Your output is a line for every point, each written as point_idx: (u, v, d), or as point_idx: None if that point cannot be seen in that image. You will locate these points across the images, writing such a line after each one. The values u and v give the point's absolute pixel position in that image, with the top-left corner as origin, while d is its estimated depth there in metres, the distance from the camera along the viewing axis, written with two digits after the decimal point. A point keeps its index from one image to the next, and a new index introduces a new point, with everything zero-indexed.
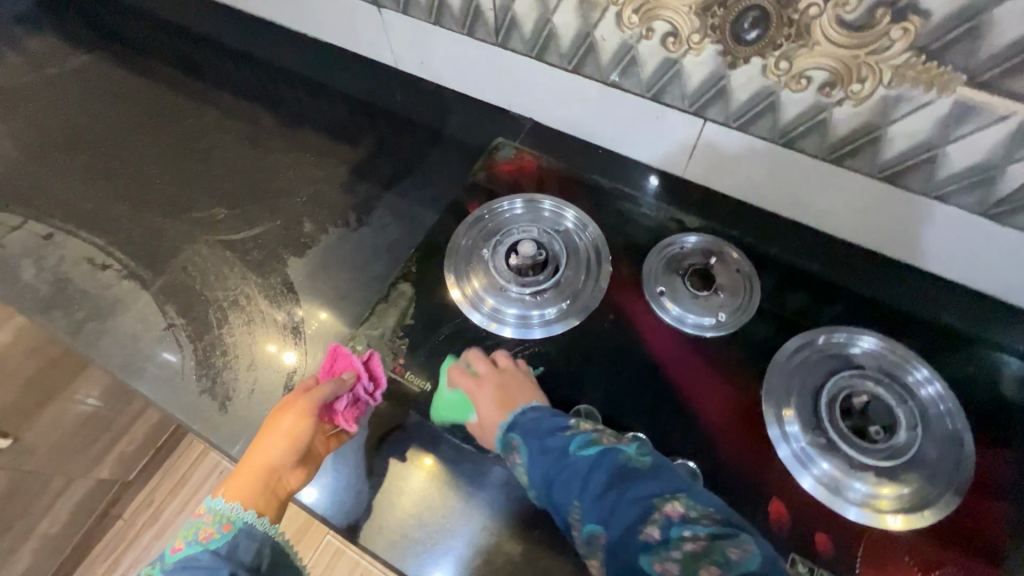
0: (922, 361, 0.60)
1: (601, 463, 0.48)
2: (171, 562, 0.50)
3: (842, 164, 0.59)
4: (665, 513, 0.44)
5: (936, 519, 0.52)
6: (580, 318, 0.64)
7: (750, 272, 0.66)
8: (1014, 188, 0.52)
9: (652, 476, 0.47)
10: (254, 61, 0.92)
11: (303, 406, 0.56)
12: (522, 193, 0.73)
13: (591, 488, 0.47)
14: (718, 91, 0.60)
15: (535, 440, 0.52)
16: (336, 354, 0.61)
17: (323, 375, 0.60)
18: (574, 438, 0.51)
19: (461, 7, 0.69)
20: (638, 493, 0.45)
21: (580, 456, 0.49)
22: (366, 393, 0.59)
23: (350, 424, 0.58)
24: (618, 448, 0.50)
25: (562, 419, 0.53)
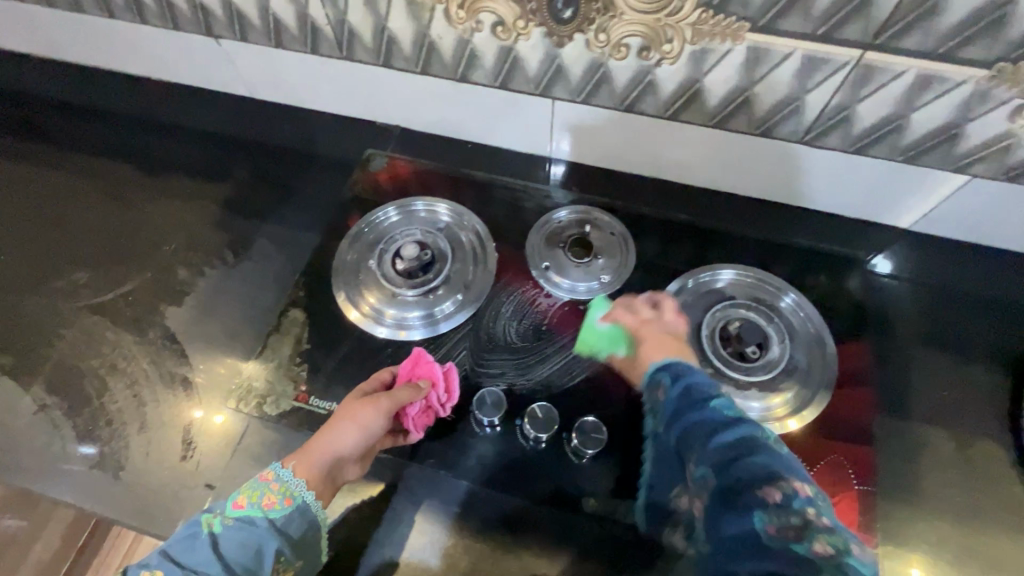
0: (777, 279, 0.66)
1: (748, 427, 0.44)
2: (231, 518, 0.48)
3: (678, 118, 0.64)
4: (792, 481, 0.40)
5: (822, 409, 0.58)
6: (477, 305, 0.66)
7: (623, 231, 0.70)
8: (816, 114, 0.59)
9: (782, 452, 0.42)
10: (94, 113, 0.86)
11: (386, 404, 0.55)
12: (394, 200, 0.73)
13: (724, 438, 0.43)
14: (555, 70, 0.63)
15: (689, 382, 0.48)
16: (419, 358, 0.59)
17: (401, 374, 0.59)
18: (721, 397, 0.47)
19: (297, 26, 0.68)
20: (769, 458, 0.41)
21: (719, 410, 0.45)
22: (438, 404, 0.58)
23: (417, 432, 0.57)
24: (761, 422, 0.45)
25: (716, 385, 0.48)
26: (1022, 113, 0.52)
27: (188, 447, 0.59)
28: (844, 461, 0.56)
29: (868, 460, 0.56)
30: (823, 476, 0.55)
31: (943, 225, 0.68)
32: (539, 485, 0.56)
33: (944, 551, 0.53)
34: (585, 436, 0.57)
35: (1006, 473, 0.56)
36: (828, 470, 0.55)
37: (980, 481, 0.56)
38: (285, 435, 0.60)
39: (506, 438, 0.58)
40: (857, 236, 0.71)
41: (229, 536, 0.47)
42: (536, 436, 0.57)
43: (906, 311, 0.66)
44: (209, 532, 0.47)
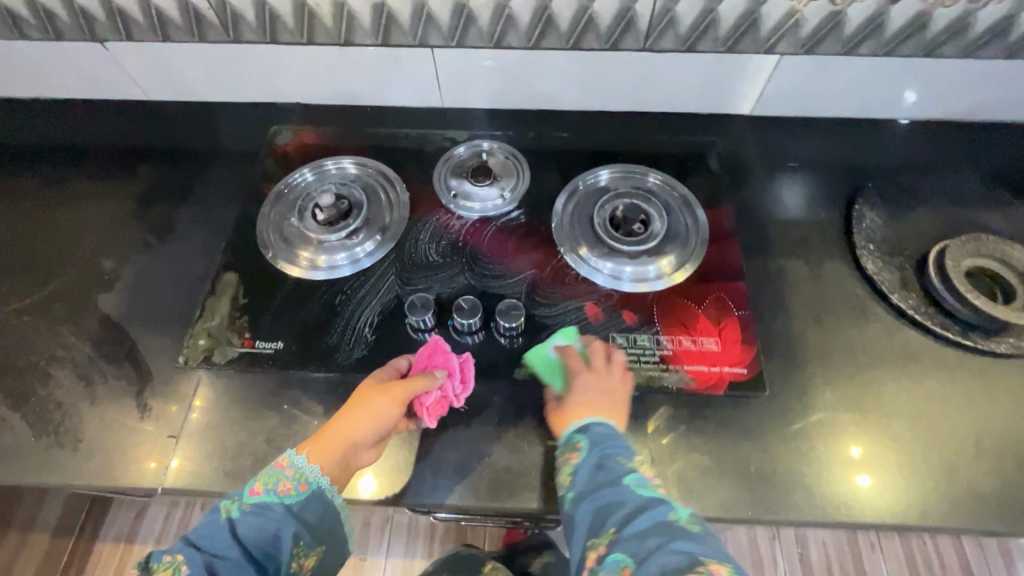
0: (645, 168, 0.78)
1: (659, 511, 0.48)
2: (249, 504, 0.51)
3: (541, 46, 0.74)
4: (707, 565, 0.42)
5: (703, 254, 0.70)
6: (399, 236, 0.73)
7: (516, 154, 0.79)
8: (648, 21, 0.70)
9: (698, 537, 0.46)
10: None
11: (400, 394, 0.57)
12: (307, 163, 0.79)
13: (639, 526, 0.47)
14: (425, 18, 0.72)
15: (604, 455, 0.54)
16: (436, 347, 0.61)
17: (418, 361, 0.61)
18: (635, 478, 0.52)
19: (181, 16, 0.74)
20: (685, 543, 0.44)
21: (639, 492, 0.50)
22: (453, 394, 0.60)
23: (432, 421, 0.59)
24: (680, 509, 0.49)
25: (631, 457, 0.54)
26: None
27: (143, 408, 0.62)
28: (725, 296, 0.67)
29: (743, 292, 0.67)
30: (710, 312, 0.66)
31: (772, 104, 0.82)
32: (476, 371, 0.63)
33: (808, 347, 0.65)
34: (504, 313, 0.63)
35: (848, 280, 0.69)
36: (713, 304, 0.66)
37: (830, 291, 0.69)
38: (238, 380, 0.64)
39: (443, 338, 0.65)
40: (709, 128, 0.83)
41: (246, 522, 0.50)
42: (465, 325, 0.63)
43: (755, 180, 0.79)
44: (229, 518, 0.50)
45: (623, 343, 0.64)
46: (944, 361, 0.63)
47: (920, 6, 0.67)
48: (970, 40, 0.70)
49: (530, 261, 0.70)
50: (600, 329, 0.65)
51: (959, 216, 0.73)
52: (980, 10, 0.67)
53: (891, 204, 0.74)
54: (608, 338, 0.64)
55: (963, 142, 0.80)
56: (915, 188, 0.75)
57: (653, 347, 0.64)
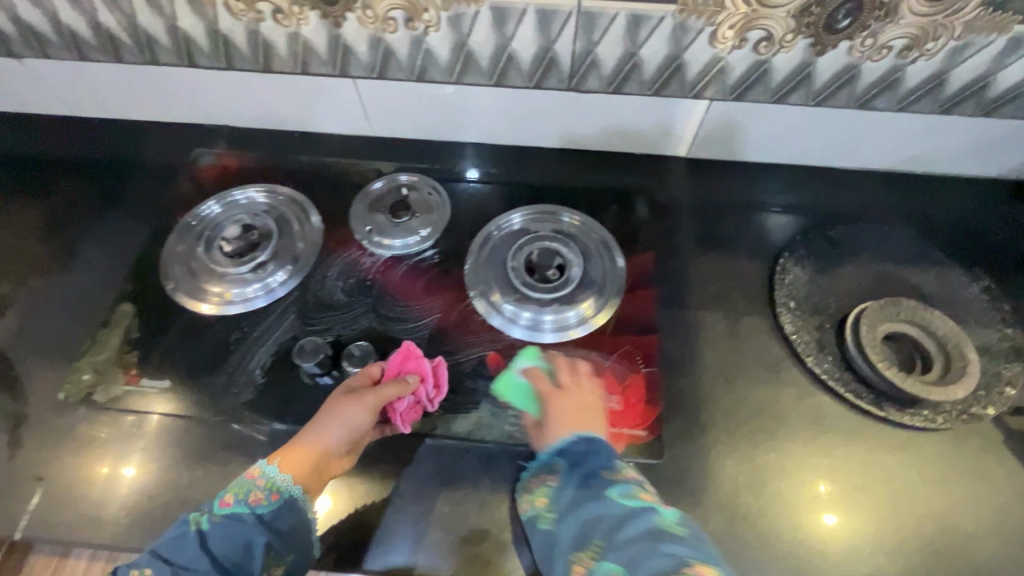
0: (561, 207, 0.76)
1: (643, 519, 0.46)
2: (218, 515, 0.48)
3: (464, 81, 0.72)
4: (699, 571, 0.41)
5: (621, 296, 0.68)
6: (309, 270, 0.70)
7: (438, 188, 0.77)
8: (570, 61, 0.68)
9: (688, 541, 0.44)
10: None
11: (371, 401, 0.57)
12: (213, 195, 0.76)
13: (629, 538, 0.44)
14: (342, 49, 0.69)
15: (585, 472, 0.51)
16: (408, 353, 0.60)
17: (391, 369, 0.60)
18: (619, 486, 0.49)
19: (93, 36, 0.71)
20: (674, 548, 0.43)
21: (624, 501, 0.48)
22: (427, 398, 0.59)
23: (406, 424, 0.59)
24: (665, 513, 0.47)
25: (613, 467, 0.51)
26: (718, 39, 0.63)
27: (16, 447, 0.60)
28: (634, 351, 0.64)
29: (652, 347, 0.65)
30: (616, 367, 0.63)
31: (707, 147, 0.80)
32: None
33: (716, 409, 0.62)
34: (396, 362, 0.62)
35: (765, 337, 0.66)
36: (620, 358, 0.64)
37: (745, 348, 0.66)
38: (116, 421, 0.61)
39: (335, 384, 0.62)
40: (643, 168, 0.81)
41: (215, 533, 0.47)
42: (357, 373, 0.61)
43: (684, 225, 0.76)
44: (197, 529, 0.47)
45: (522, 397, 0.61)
46: (855, 429, 0.61)
47: (848, 58, 0.64)
48: (902, 94, 0.68)
49: (438, 304, 0.67)
50: None
51: (887, 273, 0.70)
52: (910, 66, 0.64)
53: (818, 259, 0.71)
54: None
55: (897, 194, 0.78)
56: (844, 241, 0.73)
57: None
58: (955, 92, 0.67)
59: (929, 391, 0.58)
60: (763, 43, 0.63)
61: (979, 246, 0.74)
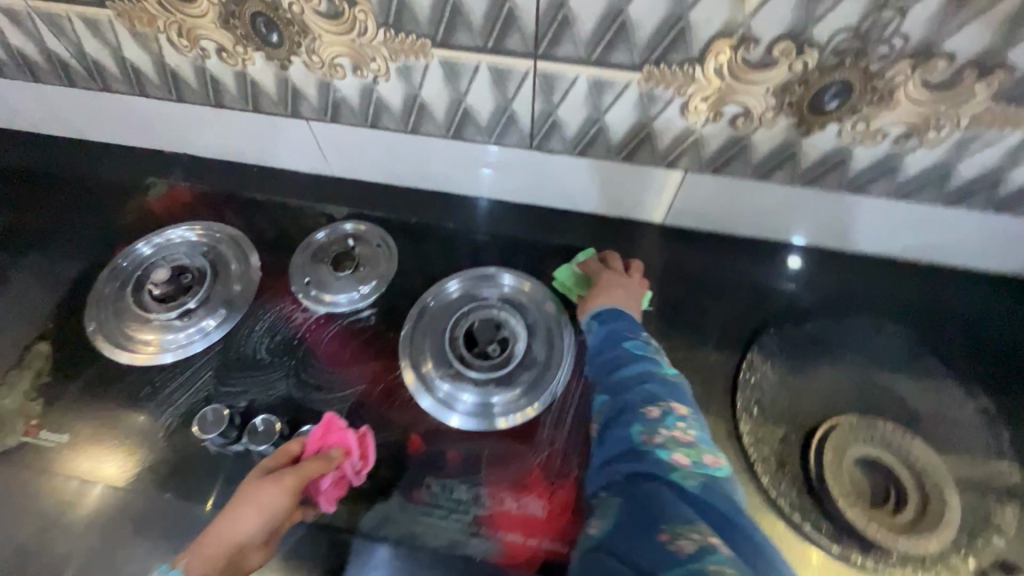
0: (505, 270, 0.70)
1: (642, 365, 0.51)
2: None
3: (420, 131, 0.67)
4: (671, 407, 0.47)
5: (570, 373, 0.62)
6: (238, 319, 0.66)
7: (388, 241, 0.73)
8: (530, 120, 0.62)
9: (671, 388, 0.49)
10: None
11: (294, 481, 0.49)
12: (146, 233, 0.73)
13: (624, 389, 0.49)
14: (292, 91, 0.65)
15: (610, 327, 0.57)
16: (331, 424, 0.55)
17: (309, 444, 0.54)
18: (635, 342, 0.54)
19: (43, 60, 0.69)
20: (654, 387, 0.49)
21: (633, 353, 0.53)
22: (353, 471, 0.54)
23: (331, 503, 0.53)
24: (665, 366, 0.52)
25: (635, 327, 0.56)
26: (689, 110, 0.57)
27: None
28: (569, 449, 0.57)
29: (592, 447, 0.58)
30: (546, 465, 0.57)
31: (684, 216, 0.73)
32: None
33: None
34: None
35: (720, 444, 0.59)
36: (552, 454, 0.57)
37: None
38: (8, 474, 0.58)
39: (238, 457, 0.57)
40: (614, 231, 0.75)
41: None
42: (260, 451, 0.56)
43: (650, 301, 0.70)
44: None
45: (436, 492, 0.55)
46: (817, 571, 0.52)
47: (836, 141, 0.57)
48: (899, 182, 0.60)
49: (365, 374, 0.63)
50: (417, 469, 0.57)
51: (870, 381, 0.62)
52: (908, 154, 0.57)
53: (792, 355, 0.64)
54: (422, 483, 0.56)
55: (896, 285, 0.70)
56: (824, 337, 0.66)
57: (471, 502, 0.55)
58: (961, 184, 0.59)
59: (894, 540, 0.51)
60: (740, 118, 0.57)
61: (984, 355, 0.65)
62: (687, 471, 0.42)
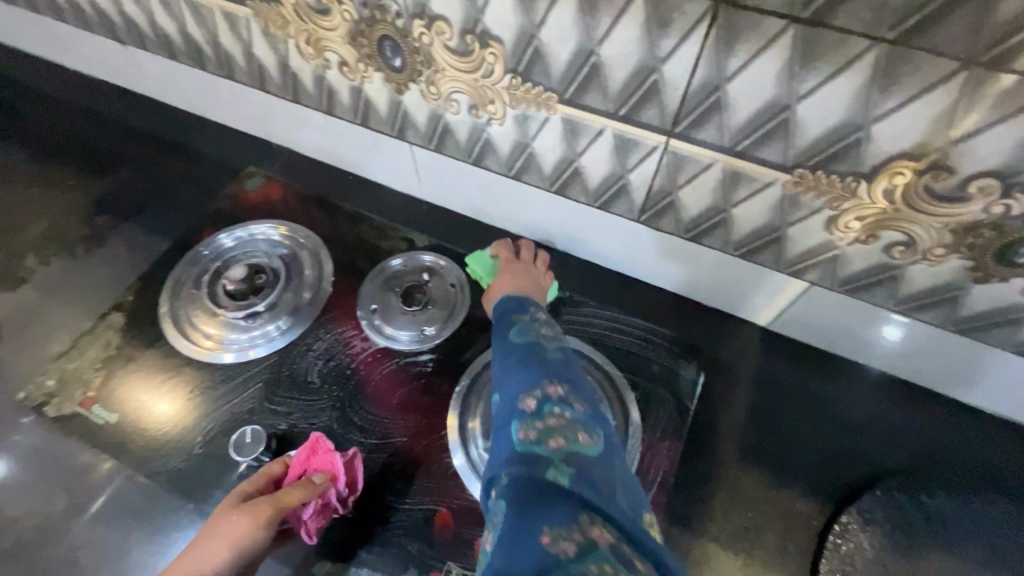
0: (580, 343, 0.63)
1: (524, 351, 0.46)
2: None
3: (522, 179, 0.63)
4: (545, 390, 0.42)
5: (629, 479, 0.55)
6: (298, 333, 0.64)
7: (463, 282, 0.68)
8: (644, 194, 0.56)
9: (552, 368, 0.44)
10: (11, 91, 0.89)
11: (267, 512, 0.47)
12: (242, 223, 0.72)
13: (511, 357, 0.46)
14: (402, 114, 0.63)
15: (500, 310, 0.52)
16: (316, 447, 0.53)
17: (293, 467, 0.52)
18: (514, 326, 0.49)
19: (182, 42, 0.71)
20: (524, 374, 0.43)
21: (512, 339, 0.48)
22: (338, 499, 0.52)
23: (314, 535, 0.51)
24: (547, 344, 0.47)
25: (522, 304, 0.52)
26: (837, 225, 0.48)
27: None
28: None
29: None
30: None
31: (796, 328, 0.63)
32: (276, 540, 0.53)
33: None
34: None
35: None
36: None
37: None
38: (55, 440, 0.58)
39: None
40: (707, 324, 0.66)
41: None
42: None
43: (735, 415, 0.61)
44: None
45: None
46: None
47: (1018, 298, 0.47)
48: None
49: (410, 426, 0.59)
50: (440, 550, 0.52)
51: None
52: None
53: (902, 530, 0.53)
54: (442, 566, 0.51)
55: None
56: (948, 517, 0.53)
57: None
58: None
59: None
60: (900, 247, 0.47)
61: None
62: (560, 462, 0.36)
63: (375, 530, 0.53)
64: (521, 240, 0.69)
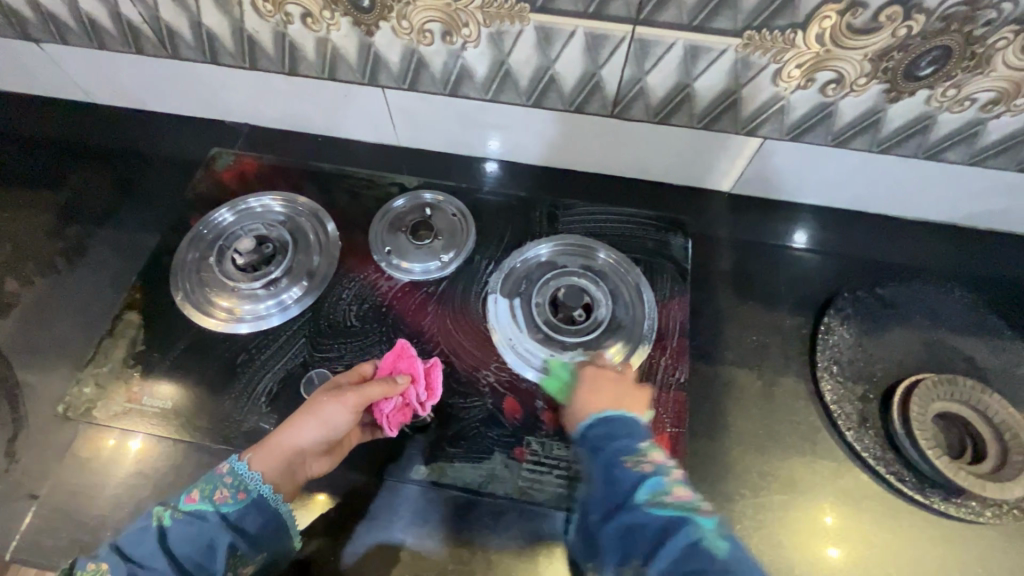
0: (584, 238, 0.70)
1: (680, 531, 0.42)
2: (181, 512, 0.47)
3: (499, 100, 0.67)
4: None
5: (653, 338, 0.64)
6: (321, 290, 0.67)
7: (463, 210, 0.72)
8: (617, 87, 0.63)
9: (725, 562, 0.40)
10: None
11: (354, 401, 0.53)
12: (229, 200, 0.73)
13: (666, 569, 0.41)
14: (374, 57, 0.65)
15: (617, 446, 0.49)
16: (402, 351, 0.58)
17: (382, 367, 0.58)
18: (650, 485, 0.45)
19: (114, 27, 0.68)
20: None
21: (653, 511, 0.44)
22: (417, 401, 0.56)
23: (394, 428, 0.56)
24: (694, 515, 0.43)
25: (630, 444, 0.49)
26: (782, 77, 0.58)
27: (11, 459, 0.59)
28: (661, 409, 0.60)
29: (682, 405, 0.60)
30: None
31: (756, 185, 0.74)
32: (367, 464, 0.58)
33: (743, 478, 0.58)
34: None
35: (800, 403, 0.62)
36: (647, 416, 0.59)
37: (776, 412, 0.61)
38: (113, 439, 0.59)
39: None
40: (682, 199, 0.76)
41: (176, 530, 0.45)
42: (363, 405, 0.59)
43: (724, 267, 0.71)
44: (159, 525, 0.46)
45: (538, 449, 0.58)
46: (888, 513, 0.56)
47: (923, 108, 0.58)
48: (977, 148, 0.62)
49: (455, 342, 0.64)
50: (517, 430, 0.59)
51: (945, 342, 0.64)
52: (992, 120, 0.58)
53: (867, 318, 0.66)
54: (523, 442, 0.58)
55: (964, 249, 0.72)
56: (896, 299, 0.67)
57: (572, 462, 0.57)
58: None
59: (982, 485, 0.54)
60: (832, 84, 0.58)
61: None
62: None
63: (457, 430, 0.59)
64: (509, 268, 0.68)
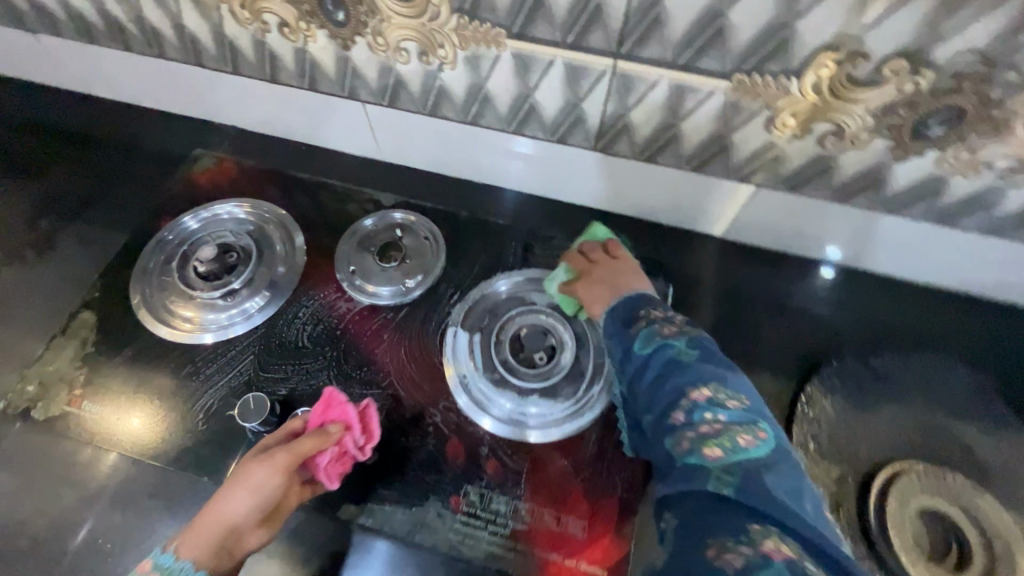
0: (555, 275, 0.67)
1: (657, 354, 0.46)
2: None
3: (479, 124, 0.64)
4: (692, 395, 0.43)
5: None
6: (279, 305, 0.65)
7: (435, 233, 0.69)
8: (599, 120, 0.59)
9: (694, 367, 0.44)
10: None
11: (285, 460, 0.48)
12: (199, 205, 0.71)
13: (648, 375, 0.46)
14: (352, 72, 0.63)
15: (614, 309, 0.53)
16: (330, 400, 0.54)
17: (311, 421, 0.54)
18: (640, 335, 0.49)
19: (102, 23, 0.67)
20: (674, 382, 0.44)
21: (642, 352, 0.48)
22: (355, 447, 0.53)
23: (332, 480, 0.52)
24: (676, 341, 0.47)
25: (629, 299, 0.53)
26: (775, 125, 0.53)
27: None
28: (614, 471, 0.55)
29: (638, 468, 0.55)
30: (590, 485, 0.55)
31: (751, 233, 0.68)
32: None
33: None
34: None
35: None
36: (597, 477, 0.55)
37: None
38: (48, 442, 0.58)
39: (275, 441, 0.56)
40: (670, 240, 0.71)
41: None
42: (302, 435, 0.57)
43: (705, 318, 0.66)
44: None
45: (475, 501, 0.54)
46: None
47: (933, 169, 0.53)
48: (994, 217, 0.56)
49: (407, 374, 0.61)
50: (457, 476, 0.55)
51: (941, 427, 0.58)
52: (1011, 189, 0.52)
53: (855, 390, 0.60)
54: (460, 490, 0.55)
55: (977, 322, 0.65)
56: (891, 373, 0.61)
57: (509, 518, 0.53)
58: None
59: None
60: (831, 137, 0.52)
61: None
62: (720, 471, 0.38)
63: (394, 469, 0.56)
64: (474, 302, 0.65)
